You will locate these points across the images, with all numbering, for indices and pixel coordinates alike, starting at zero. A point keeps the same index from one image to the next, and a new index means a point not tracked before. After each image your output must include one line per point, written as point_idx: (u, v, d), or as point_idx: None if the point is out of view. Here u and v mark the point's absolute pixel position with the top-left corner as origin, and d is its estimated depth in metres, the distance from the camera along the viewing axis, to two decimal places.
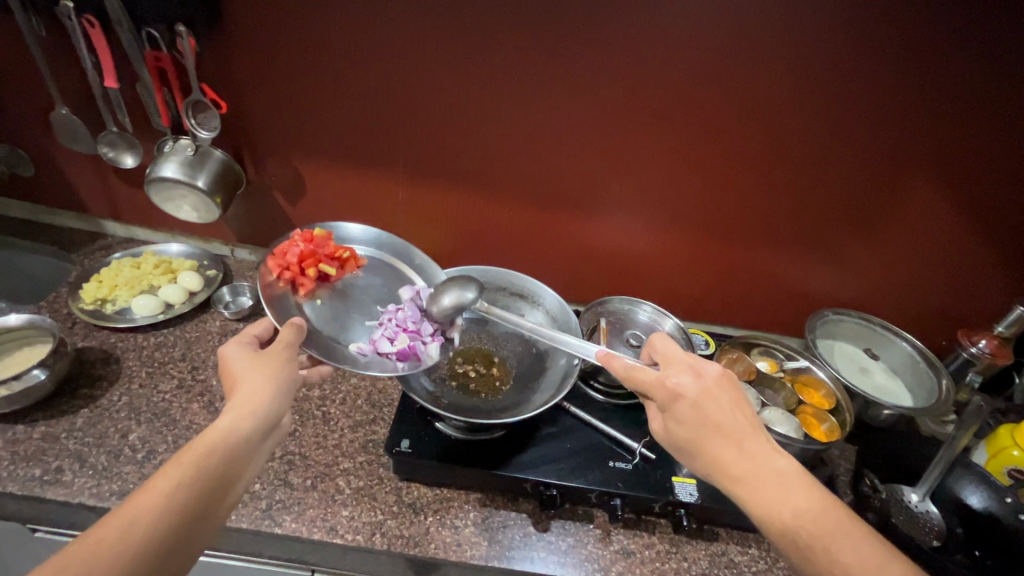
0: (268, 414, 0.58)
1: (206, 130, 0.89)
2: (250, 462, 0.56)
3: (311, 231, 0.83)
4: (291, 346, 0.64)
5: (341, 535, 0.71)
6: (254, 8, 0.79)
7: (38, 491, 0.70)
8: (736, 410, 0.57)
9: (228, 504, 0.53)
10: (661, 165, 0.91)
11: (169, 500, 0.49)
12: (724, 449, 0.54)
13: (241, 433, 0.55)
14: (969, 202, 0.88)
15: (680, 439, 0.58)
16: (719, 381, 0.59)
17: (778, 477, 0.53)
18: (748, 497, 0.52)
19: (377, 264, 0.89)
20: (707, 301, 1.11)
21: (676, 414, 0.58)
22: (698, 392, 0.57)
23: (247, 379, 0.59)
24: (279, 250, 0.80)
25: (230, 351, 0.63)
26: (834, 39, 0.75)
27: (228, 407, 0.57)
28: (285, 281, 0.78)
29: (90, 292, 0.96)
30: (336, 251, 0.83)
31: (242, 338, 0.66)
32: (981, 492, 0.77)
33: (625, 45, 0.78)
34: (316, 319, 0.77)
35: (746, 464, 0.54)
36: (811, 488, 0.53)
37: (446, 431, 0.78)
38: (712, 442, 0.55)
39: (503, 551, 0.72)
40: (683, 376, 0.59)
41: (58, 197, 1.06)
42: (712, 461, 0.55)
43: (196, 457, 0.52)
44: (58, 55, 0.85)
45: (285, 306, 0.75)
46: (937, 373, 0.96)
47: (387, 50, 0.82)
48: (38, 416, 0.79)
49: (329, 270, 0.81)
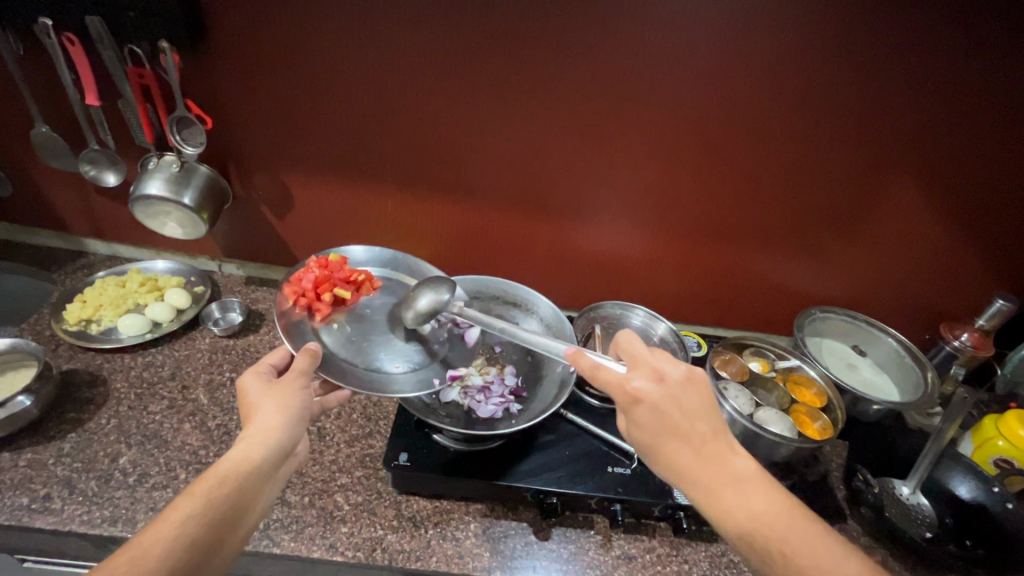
0: (282, 442, 0.58)
1: (192, 146, 0.88)
2: (263, 493, 0.55)
3: (325, 258, 0.85)
4: (304, 373, 0.63)
5: (341, 552, 0.70)
6: (240, 24, 0.78)
7: (27, 520, 0.68)
8: (701, 413, 0.55)
9: (240, 536, 0.52)
10: (650, 171, 0.92)
11: (180, 532, 0.48)
12: (682, 455, 0.53)
13: (254, 461, 0.55)
14: (948, 202, 0.91)
15: (639, 441, 0.56)
16: (684, 385, 0.56)
17: (731, 478, 0.52)
18: (703, 500, 0.52)
19: (391, 285, 0.89)
20: (697, 303, 1.12)
21: (637, 420, 0.56)
22: (659, 397, 0.55)
23: (260, 407, 0.59)
24: (295, 278, 0.81)
25: (245, 383, 0.62)
26: (815, 47, 0.76)
27: (241, 437, 0.56)
28: (302, 307, 0.79)
29: (74, 313, 0.94)
30: (351, 274, 0.84)
31: (260, 367, 0.66)
32: (969, 482, 0.80)
33: (613, 56, 0.79)
34: (332, 343, 0.76)
35: (705, 468, 0.53)
36: (763, 488, 0.52)
37: (444, 442, 0.78)
38: (670, 446, 0.54)
39: (505, 561, 0.72)
40: (647, 380, 0.56)
41: (37, 217, 1.04)
42: (669, 465, 0.54)
43: (208, 490, 0.51)
44: (37, 74, 0.84)
45: (300, 331, 0.75)
46: (922, 366, 0.98)
47: (373, 62, 0.81)
48: (23, 442, 0.77)
49: (344, 293, 0.81)
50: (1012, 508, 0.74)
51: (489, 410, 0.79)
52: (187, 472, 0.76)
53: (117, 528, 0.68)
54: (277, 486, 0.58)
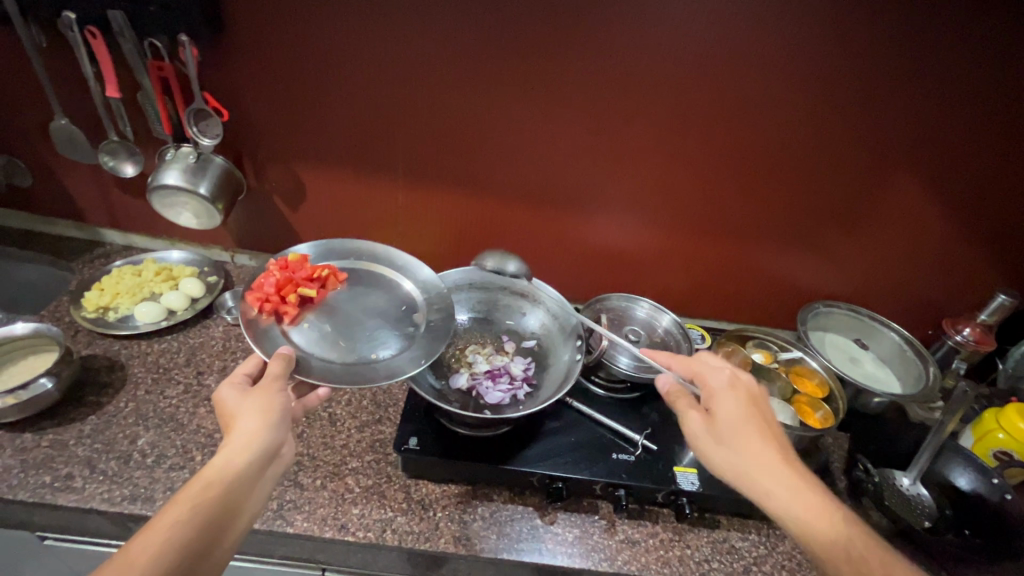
0: (265, 446, 0.60)
1: (208, 137, 0.90)
2: (253, 495, 0.57)
3: (285, 258, 0.85)
4: (281, 376, 0.65)
5: (353, 533, 0.72)
6: (257, 18, 0.80)
7: (50, 498, 0.70)
8: (768, 420, 0.62)
9: (232, 540, 0.54)
10: (656, 165, 0.93)
11: (167, 541, 0.50)
12: (752, 440, 0.59)
13: (238, 466, 0.57)
14: (951, 197, 0.92)
15: (711, 427, 0.62)
16: (755, 394, 0.65)
17: (796, 474, 0.57)
18: (768, 484, 0.56)
19: (356, 277, 0.90)
20: (702, 296, 1.13)
21: (711, 408, 0.63)
22: (734, 391, 0.64)
23: (241, 412, 0.61)
24: (256, 284, 0.81)
25: (223, 393, 0.64)
26: (820, 42, 0.78)
27: (224, 444, 0.58)
28: (268, 312, 0.79)
29: (92, 300, 0.96)
30: (313, 271, 0.85)
31: (234, 378, 0.67)
32: (969, 474, 0.81)
33: (621, 50, 0.81)
34: (306, 343, 0.77)
35: (772, 458, 0.58)
36: (821, 490, 0.57)
37: (452, 428, 0.79)
38: (742, 432, 0.60)
39: (512, 543, 0.74)
40: (722, 376, 0.66)
41: (55, 206, 1.06)
42: (738, 449, 0.59)
43: (192, 498, 0.53)
44: (59, 65, 0.86)
45: (268, 335, 0.76)
46: (923, 361, 0.99)
47: (386, 56, 0.83)
48: (45, 423, 0.79)
49: (308, 291, 0.82)
50: (1011, 500, 0.76)
51: (497, 396, 0.80)
52: (202, 454, 0.78)
53: (136, 506, 0.71)
54: (268, 489, 0.60)
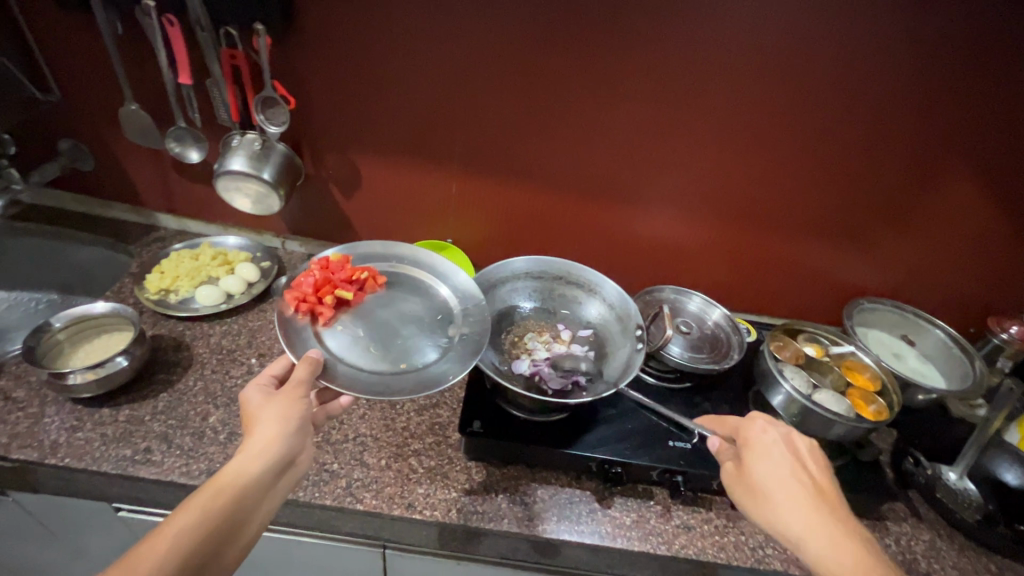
0: (281, 455, 0.61)
1: (274, 125, 0.92)
2: (262, 506, 0.58)
3: (325, 258, 0.87)
4: (304, 383, 0.66)
5: (420, 511, 0.74)
6: (330, 8, 0.82)
7: (132, 470, 0.73)
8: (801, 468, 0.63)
9: (238, 548, 0.55)
10: (710, 159, 0.94)
11: (175, 546, 0.50)
12: (782, 488, 0.60)
13: (251, 474, 0.57)
14: (1004, 197, 0.92)
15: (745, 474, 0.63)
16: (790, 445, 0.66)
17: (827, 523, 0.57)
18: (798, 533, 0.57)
19: (406, 275, 0.92)
20: (745, 290, 1.14)
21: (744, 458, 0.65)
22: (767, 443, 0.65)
23: (263, 418, 0.62)
24: (295, 284, 0.83)
25: (249, 395, 0.66)
26: (885, 40, 0.78)
27: (241, 449, 0.59)
28: (304, 312, 0.80)
29: (154, 282, 0.99)
30: (352, 274, 0.85)
31: (261, 378, 0.69)
32: (1016, 469, 0.78)
33: (685, 44, 0.81)
34: (338, 347, 0.77)
35: (803, 506, 0.58)
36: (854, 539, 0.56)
37: (512, 413, 0.82)
38: (774, 481, 0.61)
39: (572, 525, 0.76)
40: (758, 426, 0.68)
41: (115, 191, 1.09)
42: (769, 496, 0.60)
43: (204, 503, 0.54)
44: (132, 51, 0.88)
45: (301, 337, 0.77)
46: (970, 358, 1.00)
47: (452, 46, 0.85)
48: (120, 399, 0.82)
49: (345, 294, 0.83)
50: None
51: (558, 383, 0.81)
52: None
53: None
54: (279, 497, 0.61)
